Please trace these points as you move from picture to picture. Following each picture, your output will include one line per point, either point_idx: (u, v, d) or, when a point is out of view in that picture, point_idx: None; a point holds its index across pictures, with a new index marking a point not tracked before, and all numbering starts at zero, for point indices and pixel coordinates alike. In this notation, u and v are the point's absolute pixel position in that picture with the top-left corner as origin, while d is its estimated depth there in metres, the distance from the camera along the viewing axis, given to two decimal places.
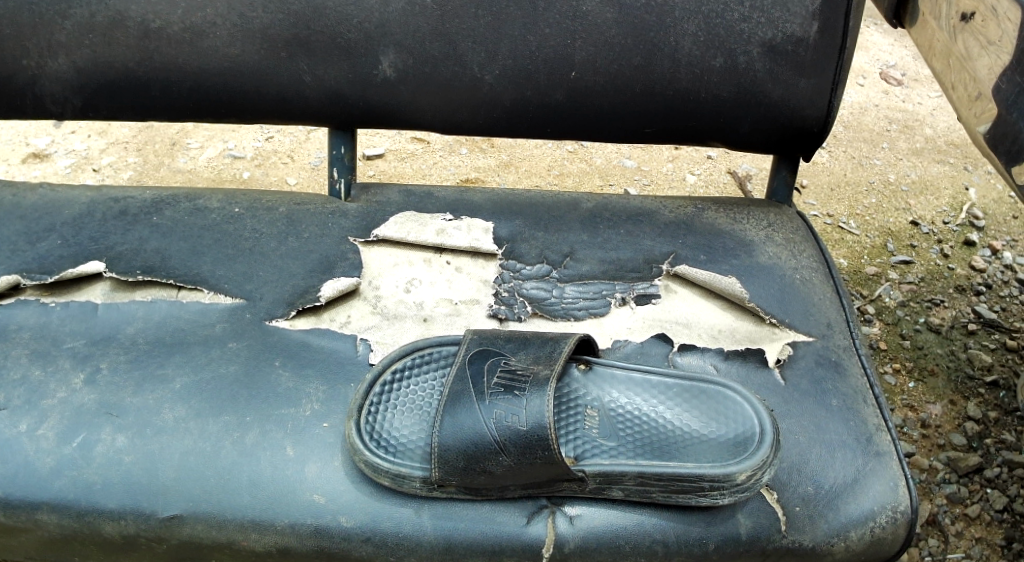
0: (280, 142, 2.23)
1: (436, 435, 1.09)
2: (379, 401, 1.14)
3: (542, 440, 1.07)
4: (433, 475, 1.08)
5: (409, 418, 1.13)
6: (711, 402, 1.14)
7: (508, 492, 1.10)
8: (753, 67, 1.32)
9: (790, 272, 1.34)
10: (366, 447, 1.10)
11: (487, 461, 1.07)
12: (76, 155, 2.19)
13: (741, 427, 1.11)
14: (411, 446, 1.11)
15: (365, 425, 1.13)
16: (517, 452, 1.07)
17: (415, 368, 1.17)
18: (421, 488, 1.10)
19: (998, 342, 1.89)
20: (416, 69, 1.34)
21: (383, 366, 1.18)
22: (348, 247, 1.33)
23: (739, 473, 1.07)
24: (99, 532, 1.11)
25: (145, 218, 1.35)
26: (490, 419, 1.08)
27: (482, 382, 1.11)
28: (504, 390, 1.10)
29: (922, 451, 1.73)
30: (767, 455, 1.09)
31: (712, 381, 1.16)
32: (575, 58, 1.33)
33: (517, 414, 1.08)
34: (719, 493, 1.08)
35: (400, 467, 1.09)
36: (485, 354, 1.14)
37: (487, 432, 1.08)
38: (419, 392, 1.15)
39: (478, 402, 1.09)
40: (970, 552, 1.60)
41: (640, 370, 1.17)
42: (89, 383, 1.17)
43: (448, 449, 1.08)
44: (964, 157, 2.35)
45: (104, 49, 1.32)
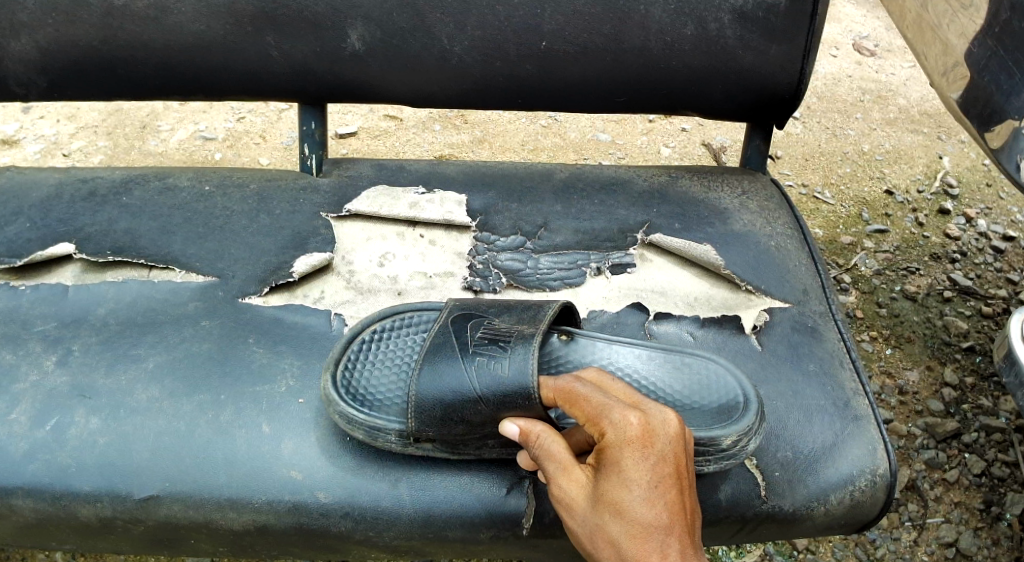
0: (252, 123, 2.21)
1: (413, 386, 1.08)
2: (357, 358, 1.13)
3: (521, 392, 1.06)
4: (409, 426, 1.07)
5: (387, 375, 1.12)
6: (699, 374, 1.14)
7: (485, 451, 1.09)
8: (724, 34, 1.31)
9: (766, 239, 1.34)
10: (341, 396, 1.09)
11: (465, 413, 1.07)
12: (45, 140, 2.16)
13: (727, 397, 1.11)
14: (387, 402, 1.10)
15: (341, 376, 1.12)
16: (495, 402, 1.06)
17: (395, 329, 1.16)
18: (395, 443, 1.08)
19: (974, 309, 1.90)
20: (385, 42, 1.33)
21: (363, 324, 1.17)
22: (321, 222, 1.32)
23: (724, 438, 1.06)
24: (74, 515, 1.10)
25: (114, 198, 1.33)
26: (471, 369, 1.08)
27: (465, 336, 1.11)
28: (488, 343, 1.10)
29: (900, 417, 1.74)
30: (753, 422, 1.08)
31: (701, 355, 1.15)
32: (544, 28, 1.31)
33: (499, 363, 1.08)
34: (703, 460, 1.07)
35: (375, 420, 1.08)
36: (468, 316, 1.14)
37: (466, 383, 1.07)
38: (398, 351, 1.14)
39: (461, 354, 1.09)
40: (950, 516, 1.61)
41: (624, 342, 1.17)
42: (61, 365, 1.16)
43: (425, 400, 1.07)
44: (937, 126, 2.35)
45: (68, 29, 1.30)
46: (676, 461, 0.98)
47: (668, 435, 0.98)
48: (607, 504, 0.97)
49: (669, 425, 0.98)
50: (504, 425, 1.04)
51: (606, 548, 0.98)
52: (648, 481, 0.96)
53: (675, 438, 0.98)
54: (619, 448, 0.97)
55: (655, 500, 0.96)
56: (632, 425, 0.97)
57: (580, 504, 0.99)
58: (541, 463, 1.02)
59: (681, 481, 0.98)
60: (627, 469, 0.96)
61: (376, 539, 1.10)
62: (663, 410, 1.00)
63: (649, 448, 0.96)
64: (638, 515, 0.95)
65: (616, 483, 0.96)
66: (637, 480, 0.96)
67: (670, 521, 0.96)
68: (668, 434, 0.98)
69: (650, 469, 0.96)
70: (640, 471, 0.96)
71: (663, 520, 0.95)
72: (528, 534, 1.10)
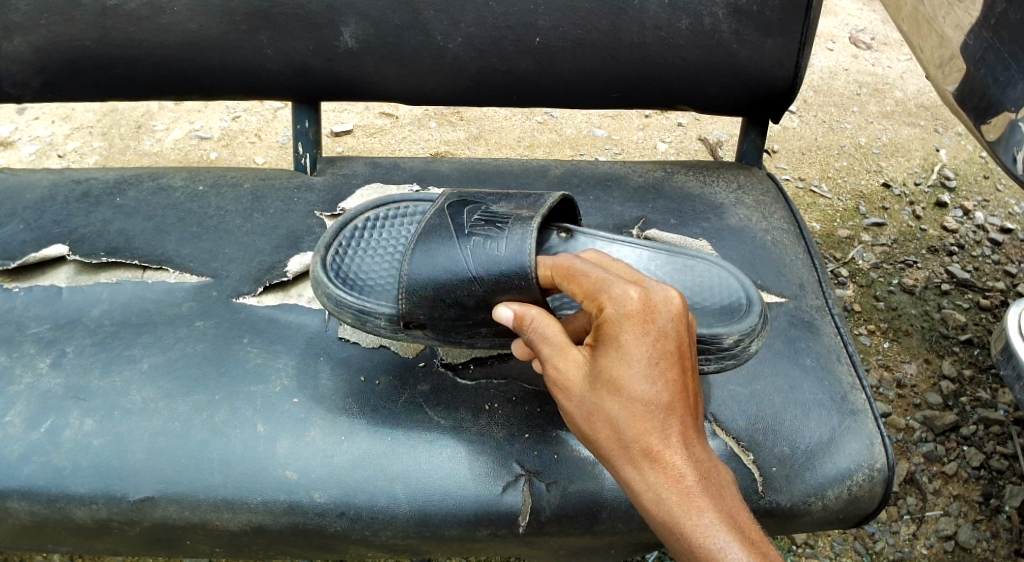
0: (247, 122, 2.21)
1: (407, 267, 1.10)
2: (348, 243, 1.18)
3: (519, 273, 1.07)
4: (400, 307, 1.10)
5: (376, 261, 1.16)
6: (696, 275, 1.16)
7: (477, 340, 1.12)
8: (719, 29, 1.31)
9: (762, 233, 1.34)
10: (329, 279, 1.12)
11: (455, 295, 1.08)
12: (40, 141, 2.15)
13: (727, 298, 1.13)
14: (375, 286, 1.13)
15: (331, 260, 1.16)
16: (489, 283, 1.07)
17: (389, 219, 1.21)
18: (384, 327, 1.12)
19: (972, 302, 1.90)
20: (379, 39, 1.32)
21: (357, 213, 1.21)
22: (315, 221, 1.32)
23: (726, 336, 1.07)
24: (70, 517, 1.09)
25: (108, 199, 1.33)
26: (467, 248, 1.09)
27: (462, 220, 1.12)
28: (485, 224, 1.11)
29: (898, 411, 1.74)
30: (755, 321, 1.09)
31: (699, 256, 1.18)
32: (539, 24, 1.31)
33: (497, 242, 1.09)
34: (705, 359, 1.08)
35: (364, 302, 1.11)
36: (464, 202, 1.15)
37: (458, 264, 1.09)
38: (390, 239, 1.18)
39: (457, 235, 1.10)
40: (949, 509, 1.61)
41: (624, 244, 1.18)
42: (55, 367, 1.15)
43: (419, 281, 1.09)
44: (934, 119, 2.35)
45: (61, 29, 1.29)
46: (678, 340, 0.98)
47: (670, 313, 0.98)
48: (606, 383, 0.97)
49: (671, 304, 0.98)
50: (499, 310, 1.05)
51: (604, 430, 0.98)
52: (648, 357, 0.96)
53: (677, 317, 0.98)
54: (618, 323, 0.97)
55: (655, 377, 0.96)
56: (632, 300, 0.98)
57: (578, 384, 0.99)
58: (536, 346, 1.02)
59: (683, 361, 0.98)
60: (627, 345, 0.96)
61: (372, 538, 1.10)
62: (665, 289, 1.00)
63: (650, 325, 0.97)
64: (639, 393, 0.96)
65: (615, 358, 0.96)
66: (637, 356, 0.96)
67: (671, 402, 0.96)
68: (671, 312, 0.98)
69: (651, 346, 0.96)
70: (640, 346, 0.96)
71: (664, 400, 0.96)
72: (524, 531, 1.10)
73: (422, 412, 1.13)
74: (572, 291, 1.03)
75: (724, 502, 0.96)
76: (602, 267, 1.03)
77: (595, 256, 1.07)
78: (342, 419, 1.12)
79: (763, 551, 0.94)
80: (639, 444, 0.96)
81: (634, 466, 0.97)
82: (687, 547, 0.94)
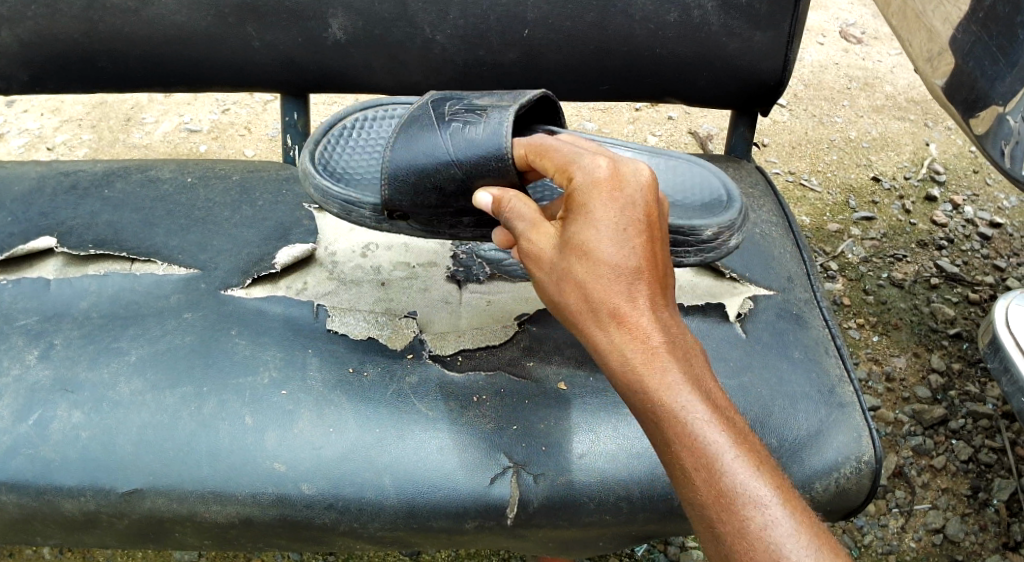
0: (237, 114, 2.20)
1: (389, 154, 1.13)
2: (335, 140, 1.24)
3: (495, 154, 1.10)
4: (382, 195, 1.14)
5: (361, 156, 1.22)
6: (676, 175, 1.22)
7: (460, 230, 1.17)
8: (708, 22, 1.31)
9: (750, 226, 1.35)
10: (317, 171, 1.18)
11: (436, 180, 1.12)
12: (28, 134, 2.14)
13: (706, 196, 1.19)
14: (360, 177, 1.19)
15: (320, 156, 1.21)
16: (468, 166, 1.11)
17: (374, 118, 1.26)
18: (369, 218, 1.17)
19: (961, 296, 1.91)
20: (367, 31, 1.32)
21: (346, 114, 1.27)
22: (303, 213, 1.32)
23: (705, 228, 1.12)
24: (58, 510, 1.09)
25: (96, 191, 1.32)
26: (447, 134, 1.12)
27: (443, 110, 1.16)
28: (465, 112, 1.14)
29: (887, 404, 1.74)
30: (734, 217, 1.14)
31: (680, 158, 1.25)
32: (527, 17, 1.31)
33: (475, 128, 1.12)
34: (686, 250, 1.14)
35: (350, 194, 1.16)
36: (445, 97, 1.18)
37: (439, 149, 1.12)
38: (375, 136, 1.24)
39: (437, 123, 1.14)
40: (937, 502, 1.62)
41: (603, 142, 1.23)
42: (43, 359, 1.15)
43: (400, 166, 1.13)
44: (924, 113, 2.35)
45: (48, 21, 1.28)
46: (648, 210, 0.99)
47: (639, 183, 1.00)
48: (575, 249, 0.98)
49: (640, 176, 1.00)
50: (477, 196, 1.06)
51: (573, 295, 0.99)
52: (617, 223, 0.98)
53: (647, 188, 1.00)
54: (587, 190, 0.99)
55: (623, 241, 0.97)
56: (600, 169, 1.00)
57: (548, 253, 1.01)
58: (509, 222, 1.04)
59: (652, 230, 1.00)
60: (597, 211, 0.98)
61: (360, 530, 1.10)
62: (635, 163, 1.02)
63: (618, 193, 0.99)
64: (606, 257, 0.97)
65: (583, 223, 0.98)
66: (606, 220, 0.98)
67: (638, 267, 0.97)
68: (640, 183, 1.00)
69: (620, 213, 0.98)
70: (608, 210, 0.98)
71: (632, 265, 0.97)
72: (512, 523, 1.10)
73: (410, 404, 1.14)
74: (545, 168, 1.05)
75: (690, 366, 0.96)
76: (573, 144, 1.06)
77: (569, 137, 1.10)
78: (330, 411, 1.12)
79: (728, 417, 0.94)
80: (606, 306, 0.97)
81: (602, 329, 0.98)
82: (652, 406, 0.94)
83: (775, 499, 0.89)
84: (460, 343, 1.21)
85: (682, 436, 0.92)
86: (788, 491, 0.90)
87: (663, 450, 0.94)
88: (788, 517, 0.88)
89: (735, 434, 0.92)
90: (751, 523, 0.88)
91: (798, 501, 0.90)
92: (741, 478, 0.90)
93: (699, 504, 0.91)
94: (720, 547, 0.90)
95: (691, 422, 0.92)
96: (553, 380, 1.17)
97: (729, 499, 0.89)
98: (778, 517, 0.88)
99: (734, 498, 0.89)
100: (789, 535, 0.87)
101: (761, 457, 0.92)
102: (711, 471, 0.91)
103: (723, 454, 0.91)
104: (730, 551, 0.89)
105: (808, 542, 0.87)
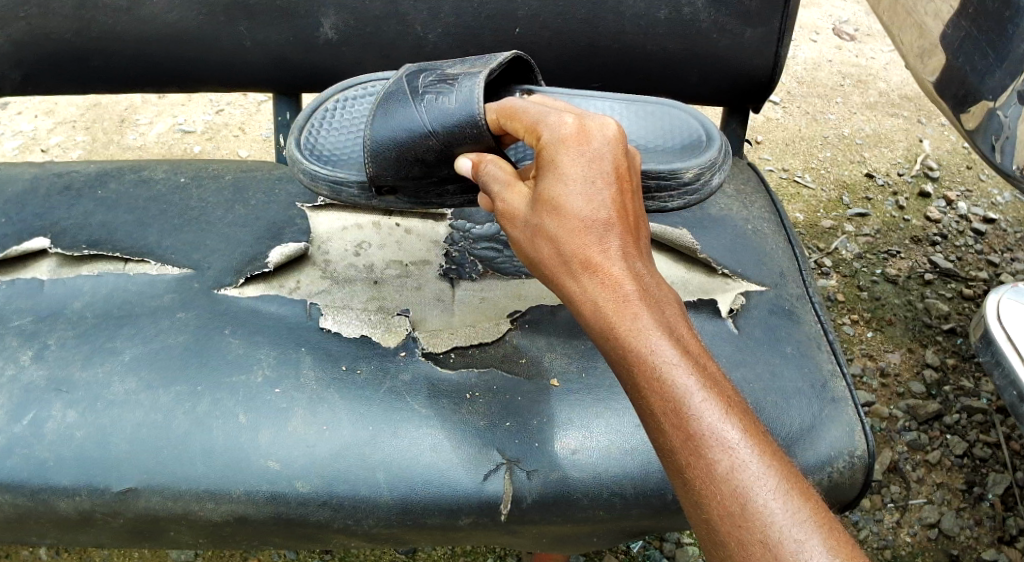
0: (231, 115, 2.21)
1: (369, 131, 1.17)
2: (319, 122, 1.25)
3: (469, 121, 1.12)
4: (367, 171, 1.18)
5: (345, 135, 1.23)
6: (656, 121, 1.24)
7: (446, 198, 1.21)
8: (698, 18, 1.32)
9: (742, 223, 1.36)
10: (304, 156, 1.21)
11: (418, 151, 1.15)
12: (23, 136, 2.14)
13: (687, 139, 1.22)
14: (345, 157, 1.22)
15: (305, 139, 1.24)
16: (445, 134, 1.14)
17: (356, 96, 1.27)
18: (358, 195, 1.22)
19: (954, 291, 1.92)
20: (358, 29, 1.32)
21: (326, 96, 1.28)
22: (296, 212, 1.33)
23: (685, 171, 1.15)
24: (53, 509, 1.10)
25: (89, 192, 1.33)
26: (421, 106, 1.15)
27: (416, 83, 1.18)
28: (437, 83, 1.17)
29: (882, 400, 1.75)
30: (712, 157, 1.18)
31: (655, 104, 1.26)
32: (518, 14, 1.31)
33: (447, 97, 1.14)
34: (669, 195, 1.17)
35: (336, 174, 1.20)
36: (421, 70, 1.21)
37: (416, 122, 1.15)
38: (357, 114, 1.25)
39: (411, 96, 1.16)
40: (932, 497, 1.63)
41: (582, 96, 1.25)
42: (37, 359, 1.15)
43: (380, 142, 1.16)
44: (918, 110, 2.36)
45: (40, 22, 1.29)
46: (616, 163, 1.01)
47: (605, 136, 1.01)
48: (545, 203, 1.00)
49: (606, 129, 1.02)
50: (458, 162, 1.12)
51: (546, 249, 1.00)
52: (584, 174, 0.99)
53: (614, 141, 1.01)
54: (555, 146, 1.01)
55: (592, 193, 0.98)
56: (567, 125, 1.02)
57: (522, 210, 1.02)
58: (487, 184, 1.07)
59: (622, 182, 1.00)
60: (564, 165, 1.00)
61: (355, 528, 1.11)
62: (602, 118, 1.03)
63: (585, 147, 1.00)
64: (575, 209, 0.98)
65: (552, 177, 1.00)
66: (573, 173, 0.99)
67: (608, 218, 0.98)
68: (607, 137, 1.01)
69: (587, 166, 0.99)
70: (575, 164, 0.99)
71: (601, 216, 0.98)
72: (506, 519, 1.11)
73: (403, 401, 1.14)
74: (517, 130, 1.08)
75: (662, 313, 0.96)
76: (545, 105, 1.08)
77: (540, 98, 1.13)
78: (324, 409, 1.13)
79: (700, 361, 0.93)
80: (576, 256, 0.98)
81: (574, 280, 0.98)
82: (622, 353, 0.94)
83: (742, 441, 0.88)
84: (453, 340, 1.21)
85: (651, 380, 0.92)
86: (757, 432, 0.90)
87: (634, 396, 0.94)
88: (754, 458, 0.87)
89: (706, 378, 0.92)
90: (717, 464, 0.88)
91: (767, 443, 0.89)
92: (708, 419, 0.89)
93: (668, 448, 0.91)
94: (688, 490, 0.89)
95: (660, 365, 0.92)
96: (546, 376, 1.18)
97: (696, 441, 0.89)
98: (745, 459, 0.88)
99: (701, 439, 0.89)
100: (755, 476, 0.87)
101: (731, 400, 0.91)
102: (679, 413, 0.90)
103: (691, 396, 0.90)
104: (700, 495, 0.88)
105: (775, 483, 0.86)
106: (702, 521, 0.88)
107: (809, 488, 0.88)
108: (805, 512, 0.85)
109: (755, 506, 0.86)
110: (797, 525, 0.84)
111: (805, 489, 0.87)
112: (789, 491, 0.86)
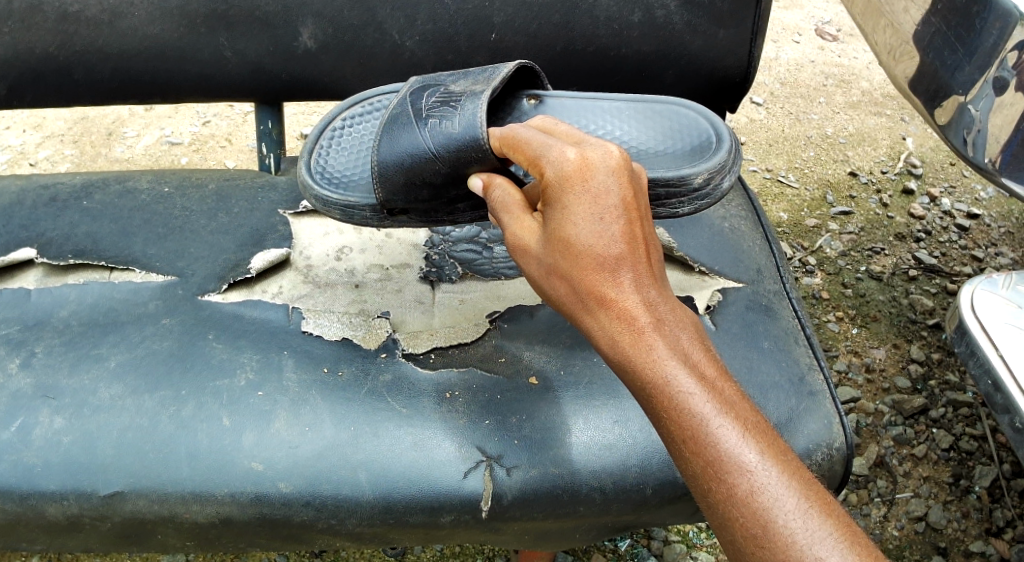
0: (217, 127, 2.23)
1: (376, 155, 1.19)
2: (328, 145, 1.28)
3: (474, 144, 1.14)
4: (378, 197, 1.20)
5: (353, 158, 1.26)
6: (664, 121, 1.27)
7: (458, 216, 1.22)
8: (671, 20, 1.34)
9: (719, 221, 1.39)
10: (315, 182, 1.23)
11: (425, 170, 1.17)
12: (11, 151, 2.16)
13: (696, 140, 1.23)
14: (355, 181, 1.24)
15: (316, 165, 1.26)
16: (451, 157, 1.16)
17: (363, 115, 1.30)
18: (373, 218, 1.23)
19: (939, 287, 1.93)
20: (337, 37, 1.34)
21: (333, 115, 1.31)
22: (278, 219, 1.35)
23: (695, 177, 1.17)
24: (42, 514, 1.11)
25: (75, 203, 1.34)
26: (425, 130, 1.17)
27: (421, 104, 1.21)
28: (440, 105, 1.19)
29: (868, 396, 1.76)
30: (724, 158, 1.19)
31: (665, 102, 1.28)
32: (494, 19, 1.33)
33: (451, 122, 1.17)
34: (679, 202, 1.18)
35: (348, 199, 1.22)
36: (425, 87, 1.23)
37: (423, 144, 1.17)
38: (365, 134, 1.28)
39: (416, 120, 1.19)
40: (919, 490, 1.64)
41: (591, 99, 1.29)
42: (24, 367, 1.17)
43: (387, 166, 1.18)
44: (900, 108, 2.38)
45: (23, 35, 1.31)
46: (621, 194, 1.01)
47: (608, 168, 1.01)
48: (557, 241, 1.01)
49: (609, 160, 1.02)
50: (470, 181, 1.14)
51: (561, 285, 1.03)
52: (593, 209, 1.00)
53: (616, 171, 1.02)
54: (561, 183, 1.02)
55: (600, 229, 0.99)
56: (570, 161, 1.02)
57: (535, 247, 1.04)
58: (499, 216, 1.09)
59: (629, 211, 1.01)
60: (571, 203, 1.01)
61: (339, 526, 1.12)
62: (603, 145, 1.03)
63: (588, 182, 1.01)
64: (585, 247, 0.99)
65: (562, 216, 1.01)
66: (581, 210, 1.00)
67: (619, 252, 0.99)
68: (610, 168, 1.02)
69: (593, 201, 1.00)
70: (581, 201, 1.00)
71: (612, 251, 0.99)
72: (486, 516, 1.12)
73: (385, 401, 1.16)
74: (520, 161, 1.09)
75: (676, 341, 0.98)
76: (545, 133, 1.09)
77: (542, 119, 1.13)
78: (306, 411, 1.14)
79: (716, 387, 0.96)
80: (591, 292, 1.00)
81: (591, 315, 1.01)
82: (641, 384, 0.97)
83: (761, 463, 0.91)
84: (434, 341, 1.23)
85: (669, 410, 0.94)
86: (777, 453, 0.92)
87: (655, 425, 0.97)
88: (774, 480, 0.90)
89: (721, 403, 0.94)
90: (737, 488, 0.90)
91: (787, 463, 0.92)
92: (727, 445, 0.92)
93: (691, 475, 0.93)
94: (713, 513, 0.92)
95: (676, 396, 0.94)
96: (526, 374, 1.19)
97: (715, 467, 0.91)
98: (764, 481, 0.90)
99: (719, 465, 0.91)
100: (775, 497, 0.89)
101: (747, 422, 0.94)
102: (698, 441, 0.92)
103: (709, 425, 0.92)
104: (724, 518, 0.91)
105: (795, 503, 0.89)
106: (728, 543, 0.91)
107: (829, 502, 0.90)
108: (826, 528, 0.88)
109: (776, 527, 0.88)
110: (818, 543, 0.87)
111: (826, 505, 0.89)
112: (810, 509, 0.89)
